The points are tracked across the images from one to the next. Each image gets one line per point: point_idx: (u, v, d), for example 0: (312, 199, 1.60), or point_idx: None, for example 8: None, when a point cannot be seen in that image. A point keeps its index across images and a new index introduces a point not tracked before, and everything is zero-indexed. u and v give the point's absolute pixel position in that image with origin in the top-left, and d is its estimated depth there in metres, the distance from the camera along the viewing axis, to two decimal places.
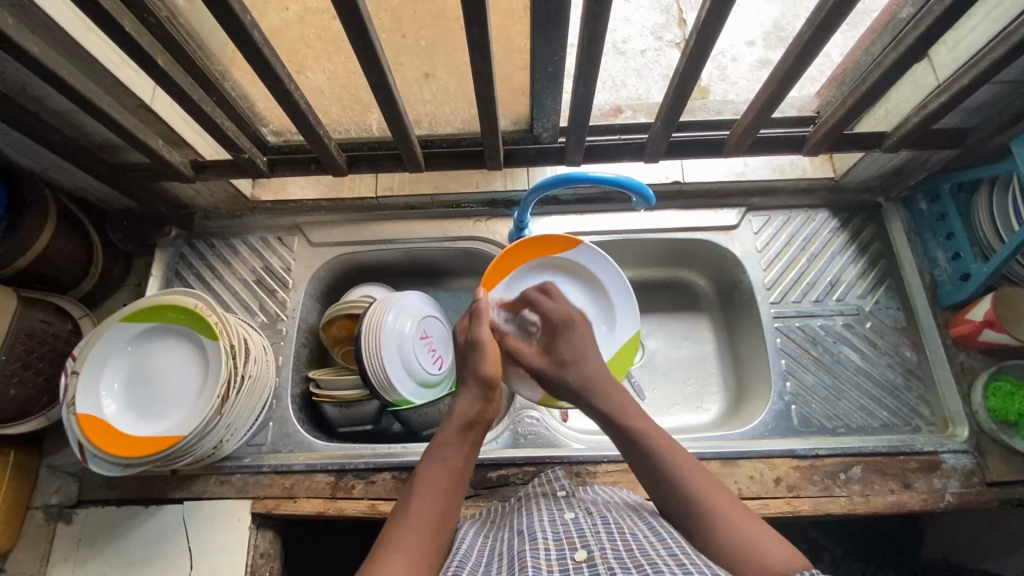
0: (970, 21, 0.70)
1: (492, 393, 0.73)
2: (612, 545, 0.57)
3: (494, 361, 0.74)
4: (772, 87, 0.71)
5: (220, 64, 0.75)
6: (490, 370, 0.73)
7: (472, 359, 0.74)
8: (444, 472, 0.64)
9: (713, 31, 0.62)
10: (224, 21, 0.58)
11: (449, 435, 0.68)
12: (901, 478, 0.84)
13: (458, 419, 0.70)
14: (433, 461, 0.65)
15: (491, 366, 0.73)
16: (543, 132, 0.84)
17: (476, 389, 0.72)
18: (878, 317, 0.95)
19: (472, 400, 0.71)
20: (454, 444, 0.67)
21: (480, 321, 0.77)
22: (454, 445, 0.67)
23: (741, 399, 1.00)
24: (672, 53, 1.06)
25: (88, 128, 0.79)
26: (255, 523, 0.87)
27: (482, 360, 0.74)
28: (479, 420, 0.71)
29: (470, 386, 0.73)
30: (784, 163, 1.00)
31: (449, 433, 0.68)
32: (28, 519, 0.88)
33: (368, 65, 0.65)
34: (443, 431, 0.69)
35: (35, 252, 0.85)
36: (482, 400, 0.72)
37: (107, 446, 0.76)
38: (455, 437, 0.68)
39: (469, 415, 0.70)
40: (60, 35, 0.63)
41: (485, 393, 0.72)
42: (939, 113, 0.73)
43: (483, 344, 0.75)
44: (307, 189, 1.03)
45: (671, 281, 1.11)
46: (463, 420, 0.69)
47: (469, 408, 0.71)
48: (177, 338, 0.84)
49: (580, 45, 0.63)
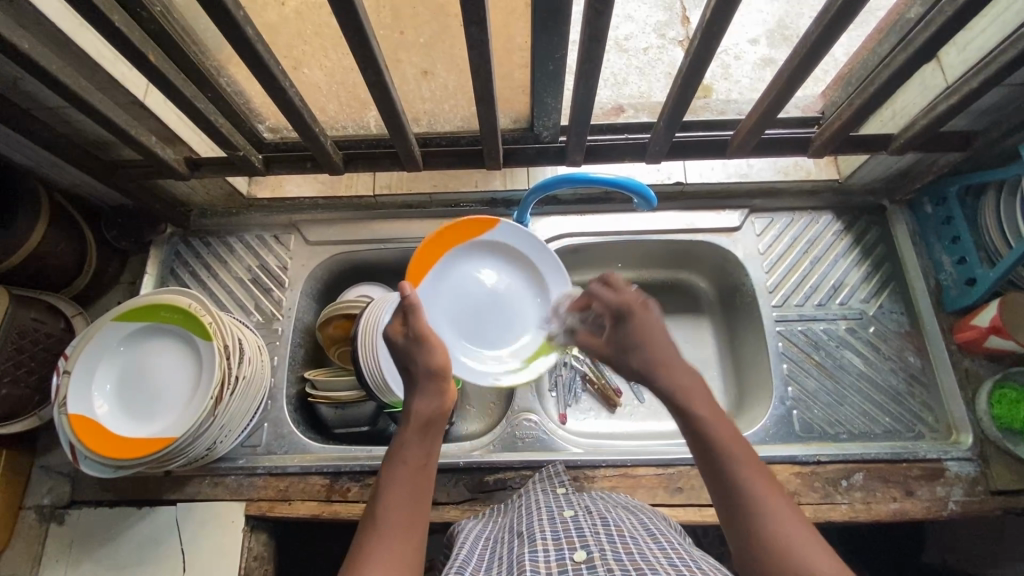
0: (981, 21, 0.69)
1: (445, 383, 0.69)
2: (612, 547, 0.56)
3: (439, 349, 0.70)
4: (778, 88, 0.70)
5: (215, 60, 0.74)
6: (439, 360, 0.70)
7: (417, 355, 0.69)
8: (410, 473, 0.62)
9: (717, 31, 0.60)
10: (217, 17, 0.56)
11: (410, 436, 0.65)
12: (903, 485, 0.83)
13: (415, 417, 0.66)
14: (396, 465, 0.63)
15: (438, 356, 0.70)
16: (544, 131, 0.83)
17: (429, 385, 0.68)
18: (881, 321, 0.94)
19: (427, 396, 0.68)
20: (413, 442, 0.65)
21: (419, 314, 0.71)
22: (416, 444, 0.64)
23: (742, 403, 0.99)
24: (675, 50, 1.05)
25: (80, 125, 0.78)
26: (249, 525, 0.86)
27: (429, 353, 0.69)
28: (436, 413, 0.68)
29: (422, 382, 0.69)
30: (788, 164, 0.99)
31: (409, 435, 0.65)
32: (21, 519, 0.88)
33: (363, 63, 0.63)
34: (402, 432, 0.66)
35: (27, 250, 0.84)
36: (437, 393, 0.68)
37: (99, 447, 0.75)
38: (416, 437, 0.65)
39: (427, 412, 0.67)
40: (50, 30, 0.62)
41: (437, 385, 0.69)
42: (948, 116, 0.72)
43: (425, 335, 0.70)
44: (303, 187, 1.03)
45: (673, 283, 1.09)
46: (423, 419, 0.66)
47: (427, 404, 0.67)
48: (169, 338, 0.83)
49: (582, 43, 0.62)
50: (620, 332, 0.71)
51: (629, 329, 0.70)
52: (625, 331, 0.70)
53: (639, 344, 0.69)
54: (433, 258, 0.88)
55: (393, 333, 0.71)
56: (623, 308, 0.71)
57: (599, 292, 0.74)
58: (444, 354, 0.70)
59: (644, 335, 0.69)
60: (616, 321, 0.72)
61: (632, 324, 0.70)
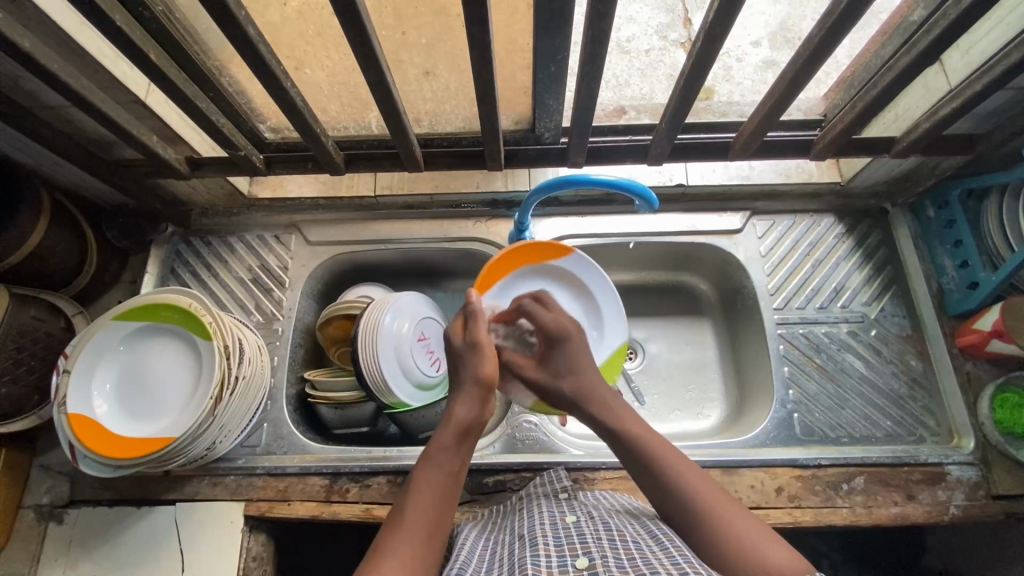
0: (984, 25, 0.68)
1: (489, 397, 0.70)
2: (615, 553, 0.56)
3: (491, 360, 0.72)
4: (780, 90, 0.70)
5: (216, 59, 0.74)
6: (489, 372, 0.71)
7: (469, 362, 0.72)
8: (443, 477, 0.62)
9: (720, 33, 0.60)
10: (219, 18, 0.56)
11: (445, 440, 0.65)
12: (904, 489, 0.83)
13: (456, 423, 0.67)
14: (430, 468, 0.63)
15: (489, 368, 0.71)
16: (545, 132, 0.83)
17: (474, 393, 0.69)
18: (882, 324, 0.94)
19: (470, 402, 0.69)
20: (450, 448, 0.65)
21: (476, 324, 0.74)
22: (449, 450, 0.64)
23: (743, 406, 0.98)
24: (677, 52, 1.04)
25: (82, 124, 0.78)
26: (248, 525, 0.86)
27: (480, 362, 0.71)
28: (476, 424, 0.68)
29: (467, 389, 0.70)
30: (790, 167, 0.98)
31: (445, 438, 0.65)
32: (19, 518, 0.88)
33: (365, 63, 0.63)
34: (440, 435, 0.66)
35: (29, 248, 0.84)
36: (479, 403, 0.69)
37: (99, 447, 0.74)
38: (451, 443, 0.65)
39: (467, 419, 0.67)
40: (52, 29, 0.62)
41: (482, 396, 0.70)
42: (950, 119, 0.72)
43: (481, 346, 0.72)
44: (305, 187, 1.02)
45: (673, 285, 1.09)
46: (459, 425, 0.67)
47: (468, 412, 0.68)
48: (169, 337, 0.83)
49: (584, 44, 0.62)
50: (551, 355, 0.79)
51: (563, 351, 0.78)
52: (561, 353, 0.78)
53: (574, 368, 0.77)
54: (507, 269, 0.87)
55: (453, 332, 0.76)
56: (558, 332, 0.78)
57: (535, 312, 0.80)
58: (495, 366, 0.72)
59: (579, 360, 0.77)
60: (551, 342, 0.78)
61: (563, 347, 0.78)
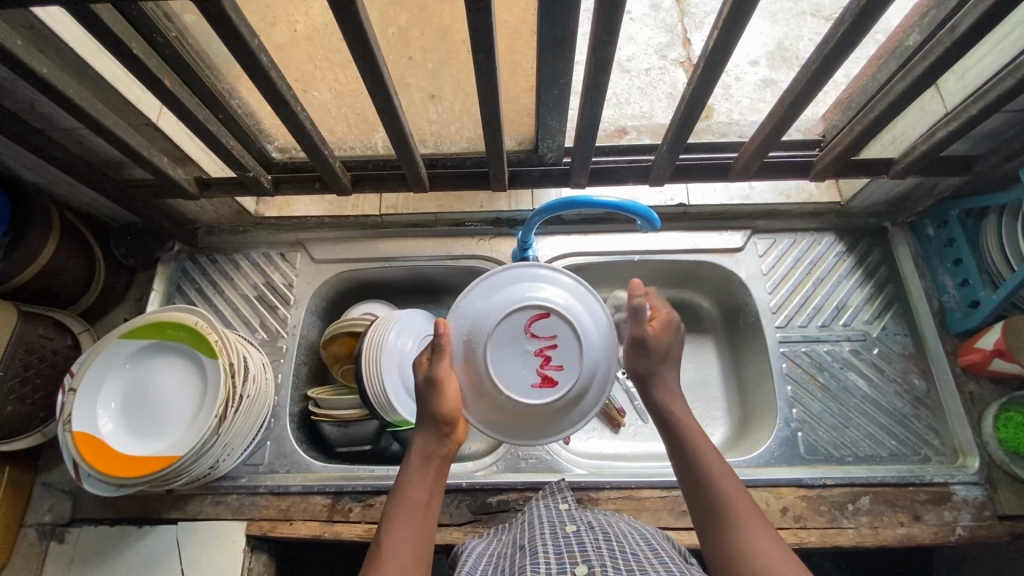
0: (978, 50, 0.70)
1: (452, 427, 0.66)
2: (613, 561, 0.56)
3: (452, 397, 0.65)
4: (780, 113, 0.71)
5: (226, 82, 0.75)
6: (449, 407, 0.65)
7: (429, 400, 0.65)
8: (413, 515, 0.60)
9: (720, 60, 0.61)
10: (234, 47, 0.58)
11: (412, 474, 0.63)
12: (911, 510, 0.82)
13: (419, 455, 0.64)
14: (398, 501, 0.61)
15: (451, 403, 0.65)
16: (548, 152, 0.84)
17: (433, 425, 0.65)
18: (885, 343, 0.94)
19: (430, 435, 0.65)
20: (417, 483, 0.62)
21: (437, 355, 0.66)
22: (417, 484, 0.62)
23: (747, 425, 0.98)
24: (677, 72, 1.07)
25: (93, 145, 0.79)
26: (250, 545, 0.85)
27: (438, 400, 0.64)
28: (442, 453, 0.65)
29: (427, 421, 0.65)
30: (790, 188, 1.01)
31: (410, 473, 0.63)
32: (21, 537, 0.87)
33: (374, 89, 0.65)
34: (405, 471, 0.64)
35: (37, 267, 0.85)
36: (442, 434, 0.65)
37: (102, 466, 0.74)
38: (417, 475, 0.63)
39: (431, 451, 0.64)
40: (69, 55, 0.64)
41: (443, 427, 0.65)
42: (947, 141, 0.73)
43: (439, 380, 0.65)
44: (311, 207, 1.05)
45: (675, 302, 1.10)
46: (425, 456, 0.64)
47: (431, 443, 0.65)
48: (176, 356, 0.83)
49: (587, 70, 0.63)
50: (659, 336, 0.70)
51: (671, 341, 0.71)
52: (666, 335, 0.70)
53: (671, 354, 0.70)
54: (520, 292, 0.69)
55: (416, 368, 0.68)
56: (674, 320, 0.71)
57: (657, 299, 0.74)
58: (457, 396, 0.66)
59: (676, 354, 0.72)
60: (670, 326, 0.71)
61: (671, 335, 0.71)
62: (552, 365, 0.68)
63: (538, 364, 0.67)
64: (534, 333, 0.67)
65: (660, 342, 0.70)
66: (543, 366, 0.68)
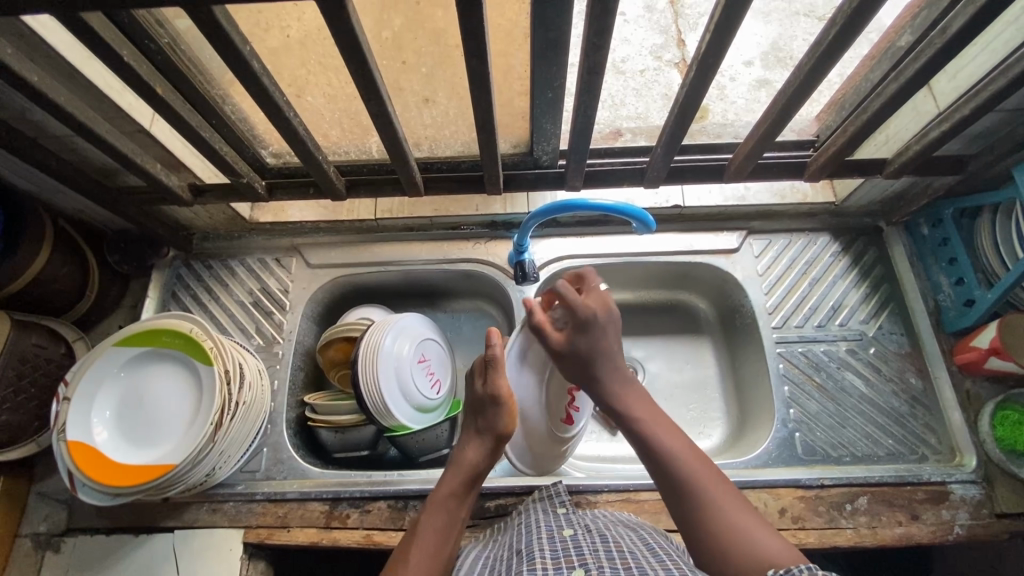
0: (969, 51, 0.70)
1: (501, 448, 0.73)
2: (610, 563, 0.56)
3: (512, 416, 0.73)
4: (774, 115, 0.71)
5: (219, 88, 0.75)
6: (505, 426, 0.72)
7: (489, 411, 0.72)
8: (449, 523, 0.65)
9: (713, 63, 0.61)
10: (224, 53, 0.58)
11: (455, 486, 0.68)
12: (908, 509, 0.82)
13: (467, 467, 0.70)
14: (439, 506, 0.66)
15: (507, 422, 0.72)
16: (543, 155, 0.84)
17: (488, 443, 0.72)
18: (882, 342, 0.94)
19: (482, 452, 0.71)
20: (459, 495, 0.68)
21: (498, 370, 0.73)
22: (458, 497, 0.67)
23: (745, 426, 0.98)
24: (671, 73, 1.07)
25: (86, 153, 0.79)
26: (247, 553, 0.85)
27: (500, 415, 0.72)
28: (482, 473, 0.71)
29: (483, 436, 0.72)
30: (785, 188, 0.99)
31: (454, 485, 0.68)
32: (16, 547, 0.87)
33: (367, 93, 0.64)
34: (448, 478, 0.69)
35: (31, 274, 0.84)
36: (489, 455, 0.71)
37: (97, 475, 0.74)
38: (460, 489, 0.68)
39: (476, 467, 0.70)
40: (60, 63, 0.63)
41: (494, 447, 0.72)
42: (940, 141, 0.73)
43: (501, 396, 0.72)
44: (306, 212, 1.03)
45: (672, 303, 1.10)
46: (471, 471, 0.70)
47: (477, 459, 0.70)
48: (171, 364, 0.83)
49: (580, 73, 0.63)
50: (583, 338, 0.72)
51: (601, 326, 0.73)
52: (583, 337, 0.72)
53: (601, 354, 0.72)
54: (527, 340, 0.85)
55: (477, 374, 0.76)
56: (590, 318, 0.73)
57: (568, 294, 0.75)
58: (514, 418, 0.73)
59: (604, 347, 0.72)
60: (583, 328, 0.73)
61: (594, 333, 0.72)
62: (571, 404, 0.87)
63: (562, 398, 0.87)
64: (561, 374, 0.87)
65: (579, 345, 0.72)
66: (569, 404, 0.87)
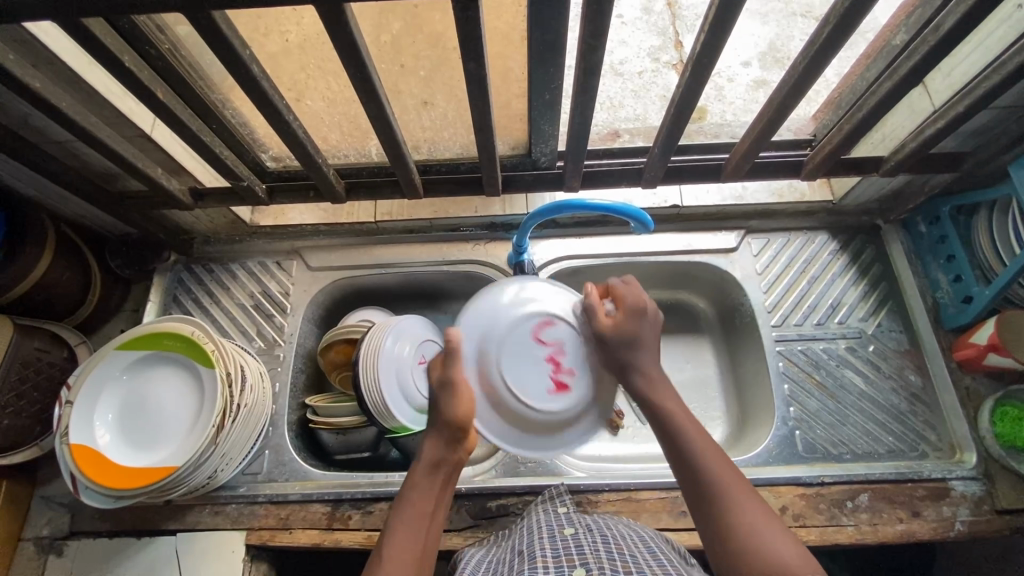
0: (963, 48, 0.71)
1: (465, 434, 0.66)
2: (611, 563, 0.57)
3: (469, 402, 0.66)
4: (769, 115, 0.71)
5: (219, 93, 0.76)
6: (461, 411, 0.66)
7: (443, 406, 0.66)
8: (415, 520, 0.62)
9: (708, 62, 0.62)
10: (224, 58, 0.58)
11: (418, 478, 0.64)
12: (909, 506, 0.83)
13: (426, 458, 0.65)
14: (403, 504, 0.63)
15: (462, 408, 0.66)
16: (541, 156, 0.85)
17: (445, 429, 0.66)
18: (881, 340, 0.94)
19: (439, 439, 0.66)
20: (422, 485, 0.64)
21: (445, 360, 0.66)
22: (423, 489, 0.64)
23: (745, 424, 0.98)
24: (669, 74, 1.08)
25: (88, 158, 0.80)
26: (250, 554, 0.85)
27: (448, 402, 0.65)
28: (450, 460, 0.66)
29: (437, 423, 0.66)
30: (782, 187, 1.01)
31: (417, 477, 0.64)
32: (20, 551, 0.87)
33: (365, 96, 0.65)
34: (412, 473, 0.65)
35: (33, 279, 0.85)
36: (450, 441, 0.66)
37: (99, 477, 0.74)
38: (424, 481, 0.64)
39: (437, 455, 0.65)
40: (62, 68, 0.64)
41: (454, 434, 0.66)
42: (935, 138, 0.73)
43: (454, 384, 0.66)
44: (306, 214, 1.05)
45: (672, 303, 1.10)
46: (432, 461, 0.65)
47: (437, 446, 0.66)
48: (173, 367, 0.83)
49: (577, 74, 0.64)
50: (634, 353, 0.67)
51: (638, 325, 0.68)
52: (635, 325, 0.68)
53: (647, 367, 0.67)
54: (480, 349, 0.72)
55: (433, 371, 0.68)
56: (633, 332, 0.67)
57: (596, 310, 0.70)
58: (469, 404, 0.66)
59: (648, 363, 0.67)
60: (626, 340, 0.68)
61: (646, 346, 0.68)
62: (566, 372, 0.73)
63: (552, 371, 0.72)
64: (536, 346, 0.73)
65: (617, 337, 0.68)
66: (555, 373, 0.72)
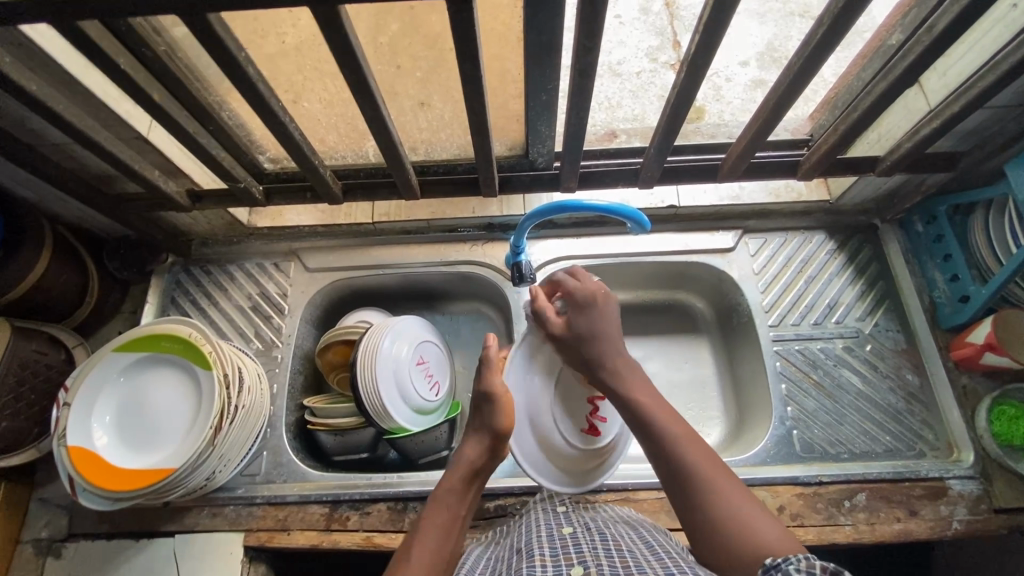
0: (958, 48, 0.71)
1: (501, 446, 0.72)
2: (609, 561, 0.57)
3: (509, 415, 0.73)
4: (765, 115, 0.72)
5: (215, 95, 0.76)
6: (504, 423, 0.72)
7: (488, 415, 0.72)
8: (448, 519, 0.65)
9: (703, 63, 0.62)
10: (220, 60, 0.58)
11: (455, 482, 0.68)
12: (907, 505, 0.83)
13: (465, 463, 0.70)
14: (437, 504, 0.66)
15: (505, 420, 0.72)
16: (538, 157, 0.85)
17: (486, 439, 0.72)
18: (878, 339, 0.95)
19: (479, 448, 0.71)
20: (458, 489, 0.68)
21: (493, 371, 0.75)
22: (457, 494, 0.68)
23: (743, 424, 0.98)
24: (667, 74, 1.08)
25: (85, 160, 0.80)
26: (248, 556, 0.85)
27: (498, 413, 0.72)
28: (483, 469, 0.71)
29: (480, 433, 0.72)
30: (779, 186, 1.02)
31: (454, 481, 0.69)
32: (18, 552, 0.87)
33: (361, 98, 0.65)
34: (448, 476, 0.70)
35: (31, 282, 0.85)
36: (489, 451, 0.71)
37: (97, 479, 0.74)
38: (460, 485, 0.68)
39: (474, 461, 0.70)
40: (58, 71, 0.64)
41: (493, 444, 0.72)
42: (930, 138, 0.73)
43: (499, 397, 0.73)
44: (304, 216, 1.05)
45: (670, 303, 1.10)
46: (470, 467, 0.70)
47: (474, 453, 0.71)
48: (170, 369, 0.83)
49: (572, 75, 0.64)
50: (586, 321, 0.72)
51: (591, 311, 0.73)
52: (579, 319, 0.72)
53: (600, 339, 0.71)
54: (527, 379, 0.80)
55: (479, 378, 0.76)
56: (586, 299, 0.73)
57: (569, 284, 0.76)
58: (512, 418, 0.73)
59: (604, 330, 0.71)
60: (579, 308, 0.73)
61: (597, 318, 0.72)
62: (598, 418, 0.80)
63: (588, 412, 0.80)
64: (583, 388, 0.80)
65: (575, 325, 0.72)
66: (591, 414, 0.80)
